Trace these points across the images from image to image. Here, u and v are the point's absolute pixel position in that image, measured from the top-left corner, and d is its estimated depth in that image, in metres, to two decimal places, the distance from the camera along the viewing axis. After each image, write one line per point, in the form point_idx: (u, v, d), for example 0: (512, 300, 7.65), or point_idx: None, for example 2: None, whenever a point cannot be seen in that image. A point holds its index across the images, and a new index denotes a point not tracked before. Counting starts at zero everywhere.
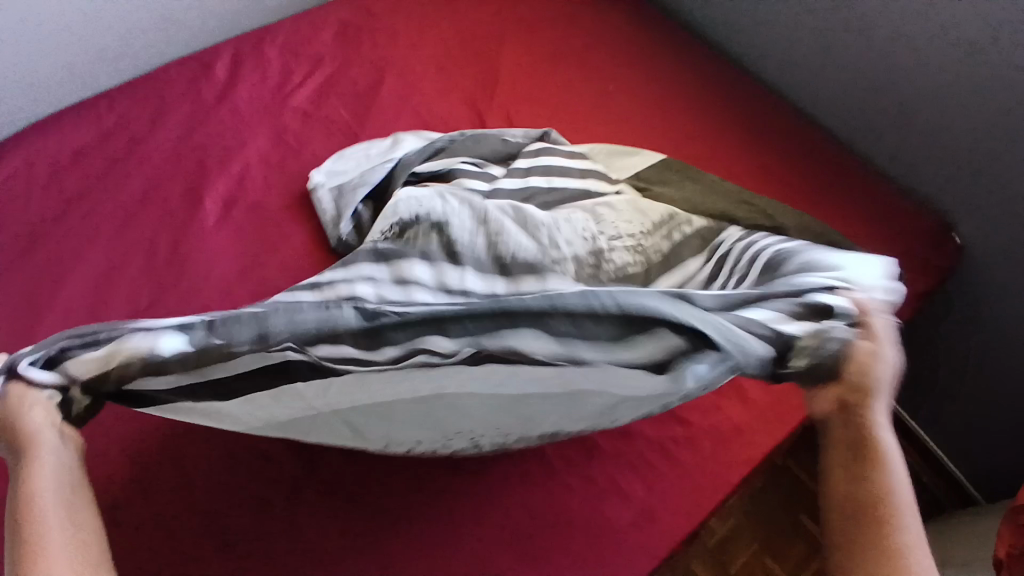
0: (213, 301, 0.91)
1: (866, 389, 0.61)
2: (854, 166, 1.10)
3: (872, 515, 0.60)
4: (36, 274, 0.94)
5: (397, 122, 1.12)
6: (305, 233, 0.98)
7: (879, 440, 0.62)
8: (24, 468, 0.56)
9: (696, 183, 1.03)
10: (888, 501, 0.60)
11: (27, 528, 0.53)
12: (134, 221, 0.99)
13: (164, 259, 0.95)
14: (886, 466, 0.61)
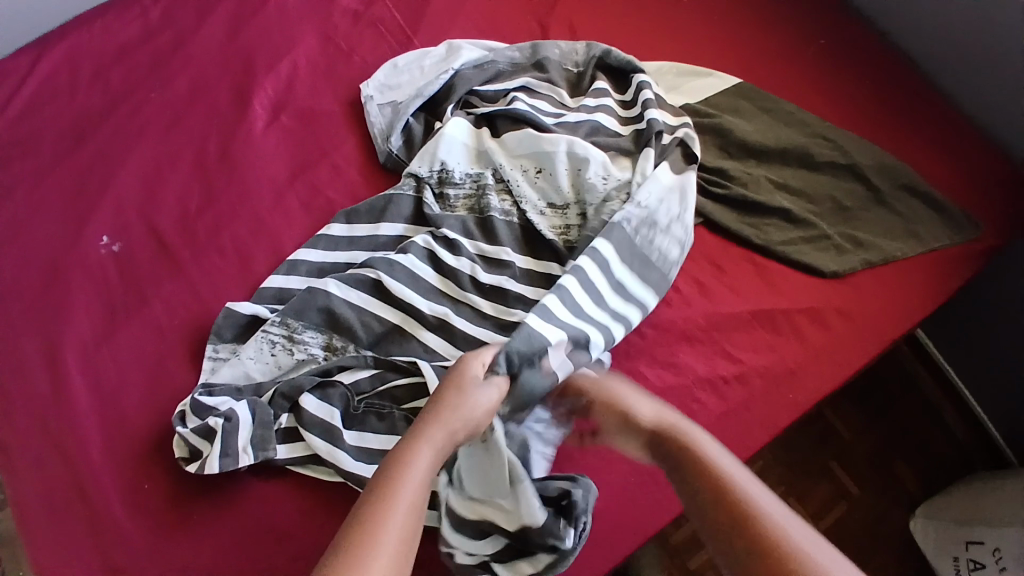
0: (263, 207, 0.89)
1: (639, 410, 0.70)
2: (941, 103, 1.01)
3: (728, 508, 0.60)
4: (89, 173, 0.93)
5: (451, 29, 1.05)
6: (353, 141, 0.95)
7: (691, 450, 0.65)
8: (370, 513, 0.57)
9: (767, 113, 0.97)
10: (721, 486, 0.62)
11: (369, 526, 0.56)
12: (181, 121, 0.96)
13: (212, 162, 0.93)
14: (702, 460, 0.64)
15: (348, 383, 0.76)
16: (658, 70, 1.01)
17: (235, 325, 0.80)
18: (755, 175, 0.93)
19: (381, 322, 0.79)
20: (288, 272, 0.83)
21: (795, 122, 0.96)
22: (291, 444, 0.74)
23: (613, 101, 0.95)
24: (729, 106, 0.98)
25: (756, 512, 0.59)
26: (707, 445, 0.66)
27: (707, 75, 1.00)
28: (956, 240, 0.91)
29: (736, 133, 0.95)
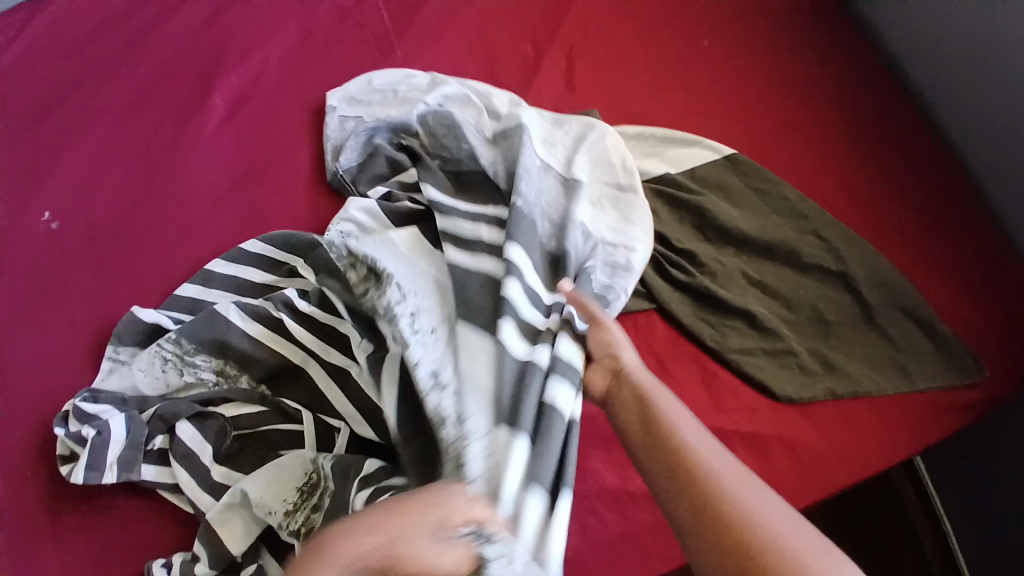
0: (200, 211, 0.86)
1: (618, 358, 0.67)
2: (978, 213, 0.85)
3: (705, 492, 0.52)
4: (47, 139, 0.91)
5: (439, 41, 0.97)
6: (307, 157, 0.90)
7: (667, 433, 0.58)
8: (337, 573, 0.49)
9: (757, 196, 0.86)
10: (703, 472, 0.54)
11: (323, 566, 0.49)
12: (146, 102, 0.93)
13: (165, 150, 0.90)
14: (680, 443, 0.56)
15: (229, 417, 0.72)
16: (640, 134, 0.90)
17: (137, 330, 0.77)
18: (725, 262, 0.83)
19: (278, 360, 0.75)
20: (201, 284, 0.80)
21: (787, 213, 0.85)
22: (160, 467, 0.71)
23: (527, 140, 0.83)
24: (718, 182, 0.87)
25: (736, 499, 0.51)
26: (685, 426, 0.58)
27: (697, 145, 0.89)
28: (952, 383, 0.77)
29: (715, 209, 0.84)
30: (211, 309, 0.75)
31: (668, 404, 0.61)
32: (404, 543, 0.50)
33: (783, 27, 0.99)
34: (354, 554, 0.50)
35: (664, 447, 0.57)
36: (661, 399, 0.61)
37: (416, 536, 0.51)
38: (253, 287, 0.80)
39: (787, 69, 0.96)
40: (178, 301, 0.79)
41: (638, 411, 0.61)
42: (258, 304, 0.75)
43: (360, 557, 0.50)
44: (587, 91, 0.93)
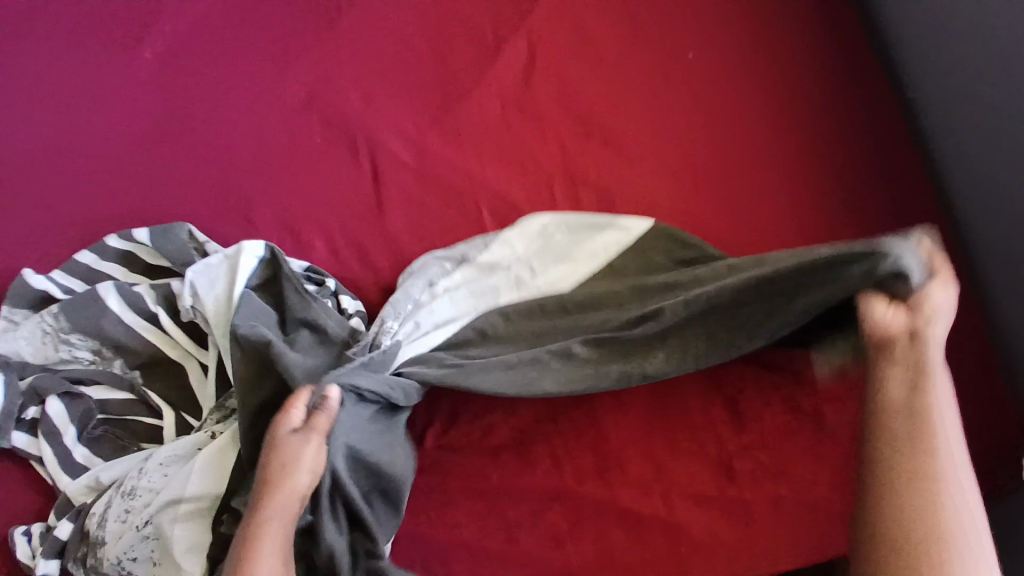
0: (108, 172, 0.81)
1: (928, 337, 0.59)
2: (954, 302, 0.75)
3: (903, 518, 0.55)
4: None
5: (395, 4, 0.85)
6: (227, 123, 0.82)
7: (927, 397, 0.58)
8: (265, 503, 0.58)
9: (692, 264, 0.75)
10: (914, 476, 0.56)
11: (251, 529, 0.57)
12: (79, 40, 0.87)
13: (86, 99, 0.84)
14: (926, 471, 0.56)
15: (97, 400, 0.72)
16: (542, 230, 0.76)
17: (28, 294, 0.76)
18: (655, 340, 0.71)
19: (153, 352, 0.72)
20: (95, 254, 0.76)
21: None
22: (33, 437, 0.73)
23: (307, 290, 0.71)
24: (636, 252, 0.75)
25: (932, 473, 0.56)
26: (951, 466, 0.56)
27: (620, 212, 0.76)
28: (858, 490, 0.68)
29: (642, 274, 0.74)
30: (90, 289, 0.73)
31: (946, 484, 0.55)
32: (292, 473, 0.59)
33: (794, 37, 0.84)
34: (276, 529, 0.58)
35: (906, 486, 0.56)
36: (942, 476, 0.56)
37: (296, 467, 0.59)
38: (144, 272, 0.76)
39: (784, 99, 0.83)
40: (66, 269, 0.77)
41: (893, 401, 0.59)
42: (137, 292, 0.73)
43: (276, 538, 0.58)
44: (546, 87, 0.81)
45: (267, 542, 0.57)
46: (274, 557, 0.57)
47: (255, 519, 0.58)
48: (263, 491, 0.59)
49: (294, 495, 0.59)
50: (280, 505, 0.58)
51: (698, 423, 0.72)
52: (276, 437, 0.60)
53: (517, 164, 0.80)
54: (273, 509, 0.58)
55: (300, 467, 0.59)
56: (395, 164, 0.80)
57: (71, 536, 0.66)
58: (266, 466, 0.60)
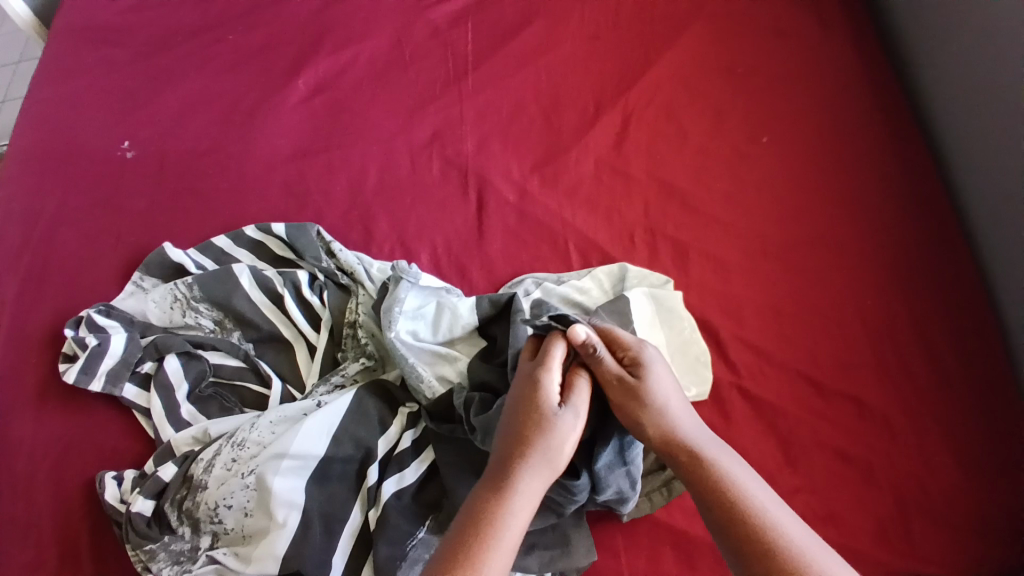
0: (252, 174, 0.93)
1: (662, 400, 0.66)
2: (999, 379, 0.81)
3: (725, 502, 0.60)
4: (155, 83, 1.02)
5: (513, 73, 1.01)
6: (359, 147, 0.95)
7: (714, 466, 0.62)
8: (508, 484, 0.60)
9: (754, 319, 0.85)
10: (759, 529, 0.57)
11: (497, 497, 0.59)
12: (244, 66, 1.02)
13: (241, 113, 0.98)
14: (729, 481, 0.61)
15: (212, 363, 0.79)
16: (618, 274, 0.86)
17: (163, 264, 0.86)
18: (754, 378, 0.82)
19: (270, 328, 0.80)
20: (231, 239, 0.87)
21: (777, 337, 0.84)
22: (143, 389, 0.80)
23: (448, 290, 0.80)
24: (703, 302, 0.86)
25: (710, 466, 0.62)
26: (742, 476, 0.62)
27: (669, 287, 0.85)
28: (889, 540, 0.74)
29: (715, 320, 0.85)
30: (225, 266, 0.82)
31: (713, 452, 0.63)
32: (546, 426, 0.63)
33: (858, 134, 0.95)
34: (518, 511, 0.59)
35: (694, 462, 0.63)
36: (686, 428, 0.65)
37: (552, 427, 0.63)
38: (271, 261, 0.86)
39: (848, 182, 0.92)
40: (200, 248, 0.87)
41: (634, 390, 0.66)
42: (266, 273, 0.82)
43: (521, 506, 0.59)
44: (635, 155, 0.95)
45: (516, 507, 0.59)
46: (512, 535, 0.57)
47: (500, 500, 0.59)
48: (501, 480, 0.60)
49: (534, 484, 0.61)
50: (536, 460, 0.61)
51: (751, 458, 0.78)
52: (543, 407, 0.64)
53: (606, 214, 0.91)
54: (516, 492, 0.59)
55: (563, 443, 0.63)
56: (499, 200, 0.92)
57: (173, 478, 0.71)
58: (523, 430, 0.63)
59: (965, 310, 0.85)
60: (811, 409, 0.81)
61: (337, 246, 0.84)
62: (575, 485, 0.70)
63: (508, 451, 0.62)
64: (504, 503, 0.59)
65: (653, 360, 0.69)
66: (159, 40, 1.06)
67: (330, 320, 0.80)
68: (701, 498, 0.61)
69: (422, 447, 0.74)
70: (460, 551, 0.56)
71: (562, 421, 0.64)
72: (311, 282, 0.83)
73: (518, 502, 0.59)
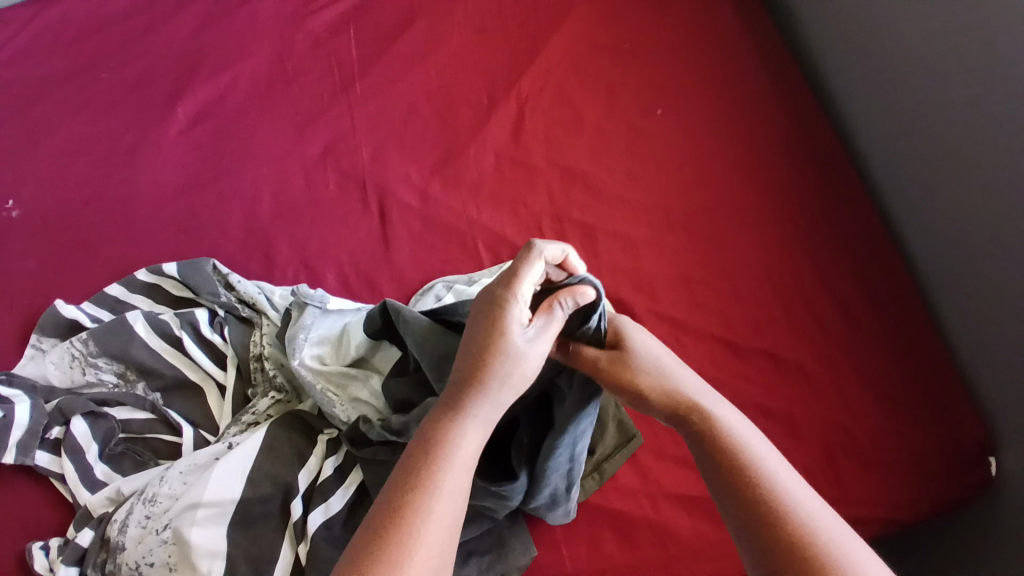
0: (143, 215, 0.90)
1: (652, 378, 0.59)
2: (907, 316, 0.83)
3: (739, 480, 0.52)
4: (29, 133, 0.96)
5: (402, 76, 0.99)
6: (252, 172, 0.92)
7: (730, 443, 0.54)
8: (458, 420, 0.52)
9: (667, 291, 0.85)
10: (775, 510, 0.50)
11: (445, 437, 0.51)
12: (122, 103, 0.98)
13: (125, 154, 0.94)
14: (746, 464, 0.53)
15: (119, 419, 0.76)
16: None
17: (58, 323, 0.82)
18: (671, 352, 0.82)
19: (174, 374, 0.78)
20: (124, 287, 0.84)
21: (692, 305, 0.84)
22: (54, 456, 0.75)
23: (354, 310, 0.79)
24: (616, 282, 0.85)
25: (725, 438, 0.54)
26: (758, 449, 0.54)
27: None
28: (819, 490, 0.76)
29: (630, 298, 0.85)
30: (119, 317, 0.79)
31: (728, 419, 0.56)
32: (502, 351, 0.53)
33: (751, 93, 0.96)
34: (467, 453, 0.51)
35: (703, 435, 0.55)
36: (695, 393, 0.58)
37: (514, 361, 0.54)
38: (171, 303, 0.84)
39: (747, 141, 0.93)
40: (94, 300, 0.83)
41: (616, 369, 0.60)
42: (162, 318, 0.79)
43: (471, 447, 0.51)
44: (534, 143, 0.94)
45: (467, 448, 0.51)
46: (461, 481, 0.50)
47: (448, 434, 0.51)
48: (452, 412, 0.52)
49: (485, 420, 0.53)
50: (494, 393, 0.53)
51: (679, 428, 0.79)
52: (506, 328, 0.54)
53: (511, 207, 0.90)
54: (465, 428, 0.52)
55: (518, 373, 0.54)
56: (401, 207, 0.90)
57: (91, 543, 0.69)
58: (483, 352, 0.53)
59: (870, 252, 0.86)
60: (733, 372, 0.81)
61: (234, 279, 0.81)
62: (512, 489, 0.69)
63: (464, 380, 0.53)
64: (453, 441, 0.51)
65: (638, 337, 0.62)
66: (27, 87, 1.00)
67: (235, 358, 0.78)
68: (714, 474, 0.53)
69: (346, 472, 0.72)
70: (404, 505, 0.47)
71: (518, 347, 0.54)
72: (211, 322, 0.80)
73: (468, 442, 0.51)
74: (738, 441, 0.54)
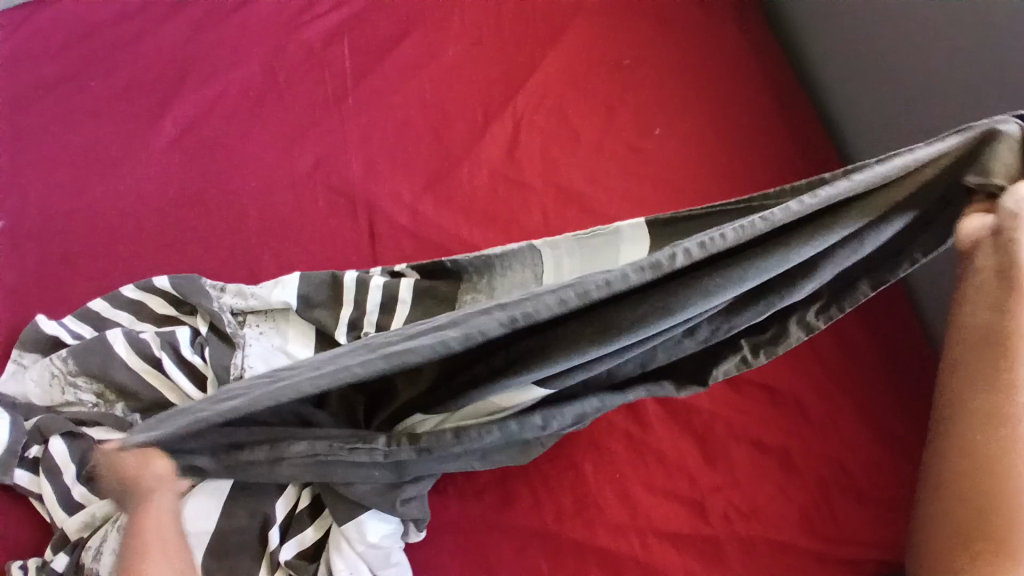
0: (129, 228, 0.88)
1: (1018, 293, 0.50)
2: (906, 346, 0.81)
3: (994, 447, 0.50)
4: (16, 139, 0.94)
5: (396, 87, 0.97)
6: (241, 185, 0.90)
7: (1018, 440, 0.50)
8: (139, 506, 0.63)
9: None
10: (1005, 478, 0.50)
11: (133, 528, 0.63)
12: (113, 112, 0.96)
13: (113, 163, 0.92)
14: (1017, 462, 0.49)
15: (97, 439, 0.74)
16: None
17: (38, 339, 0.80)
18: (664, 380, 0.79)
19: (154, 394, 0.76)
20: (108, 302, 0.82)
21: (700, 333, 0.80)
22: (32, 475, 0.73)
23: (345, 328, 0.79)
24: None
25: (1022, 420, 0.49)
26: None
27: None
28: (815, 528, 0.73)
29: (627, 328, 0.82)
30: (103, 333, 0.78)
31: None
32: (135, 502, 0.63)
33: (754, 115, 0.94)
34: (155, 550, 0.62)
35: (990, 400, 0.51)
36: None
37: (151, 469, 0.61)
38: (155, 319, 0.82)
39: (747, 161, 0.90)
40: (77, 315, 0.82)
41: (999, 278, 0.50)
42: (145, 336, 0.78)
43: (158, 531, 0.63)
44: (529, 160, 0.91)
45: (151, 532, 0.63)
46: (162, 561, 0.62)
47: (140, 513, 0.63)
48: (135, 506, 0.63)
49: (158, 517, 0.63)
50: (147, 497, 0.63)
51: (665, 458, 0.76)
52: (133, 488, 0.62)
53: (503, 226, 0.88)
54: (151, 511, 0.63)
55: (156, 477, 0.62)
56: (391, 224, 0.88)
57: (66, 569, 0.67)
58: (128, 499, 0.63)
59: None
60: (726, 402, 0.79)
61: (223, 299, 0.81)
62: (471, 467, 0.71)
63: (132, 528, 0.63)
64: (143, 534, 0.63)
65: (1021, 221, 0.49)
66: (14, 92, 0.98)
67: (215, 378, 0.76)
68: (970, 425, 0.52)
69: (323, 505, 0.70)
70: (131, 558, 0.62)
71: (148, 484, 0.62)
72: (193, 341, 0.79)
73: (156, 504, 0.63)
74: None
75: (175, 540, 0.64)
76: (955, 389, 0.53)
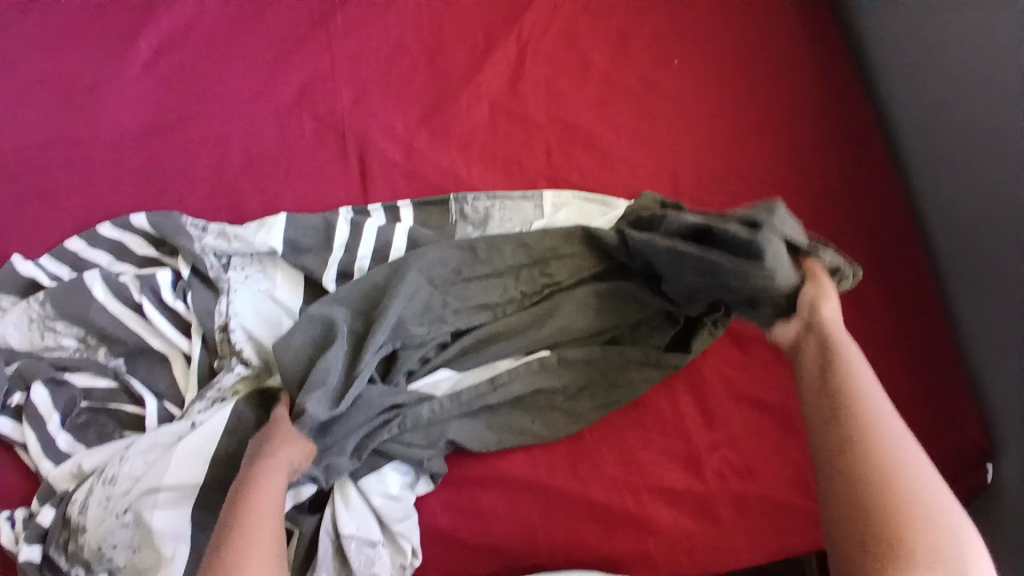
0: (101, 161, 0.82)
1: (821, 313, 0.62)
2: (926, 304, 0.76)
3: (871, 486, 0.50)
4: None
5: (387, 7, 0.88)
6: (220, 116, 0.83)
7: (855, 444, 0.53)
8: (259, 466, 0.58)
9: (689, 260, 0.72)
10: (889, 514, 0.49)
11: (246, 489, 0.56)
12: (79, 31, 0.88)
13: (81, 90, 0.85)
14: (881, 466, 0.51)
15: (80, 387, 0.73)
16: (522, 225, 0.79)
17: (14, 280, 0.77)
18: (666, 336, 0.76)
19: (137, 341, 0.74)
20: (84, 242, 0.78)
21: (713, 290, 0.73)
22: (16, 423, 0.72)
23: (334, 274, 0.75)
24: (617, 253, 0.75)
25: (870, 433, 0.53)
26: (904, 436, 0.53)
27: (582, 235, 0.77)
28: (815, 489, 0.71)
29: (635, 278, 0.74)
30: (78, 278, 0.75)
31: (881, 423, 0.54)
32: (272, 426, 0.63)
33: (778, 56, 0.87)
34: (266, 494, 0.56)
35: (841, 424, 0.55)
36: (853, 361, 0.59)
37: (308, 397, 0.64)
38: (135, 261, 0.78)
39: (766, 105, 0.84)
40: (52, 256, 0.78)
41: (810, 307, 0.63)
42: (122, 281, 0.74)
43: (275, 485, 0.57)
44: (532, 93, 0.84)
45: (276, 497, 0.56)
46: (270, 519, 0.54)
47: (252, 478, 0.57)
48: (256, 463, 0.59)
49: (280, 472, 0.58)
50: (277, 437, 0.62)
51: (663, 415, 0.74)
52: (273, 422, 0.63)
53: (502, 165, 0.81)
54: (268, 477, 0.57)
55: (301, 411, 0.64)
56: (382, 161, 0.82)
57: (53, 522, 0.67)
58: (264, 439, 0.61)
59: (888, 236, 0.80)
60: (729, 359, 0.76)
61: (203, 240, 0.76)
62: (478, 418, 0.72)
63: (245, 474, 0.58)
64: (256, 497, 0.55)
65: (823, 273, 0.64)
66: None
67: (198, 325, 0.73)
68: (848, 470, 0.52)
69: None
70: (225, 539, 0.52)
71: (289, 410, 0.63)
72: (175, 286, 0.75)
73: (272, 474, 0.58)
74: (897, 459, 0.51)
75: (282, 497, 0.57)
76: (814, 413, 0.58)
